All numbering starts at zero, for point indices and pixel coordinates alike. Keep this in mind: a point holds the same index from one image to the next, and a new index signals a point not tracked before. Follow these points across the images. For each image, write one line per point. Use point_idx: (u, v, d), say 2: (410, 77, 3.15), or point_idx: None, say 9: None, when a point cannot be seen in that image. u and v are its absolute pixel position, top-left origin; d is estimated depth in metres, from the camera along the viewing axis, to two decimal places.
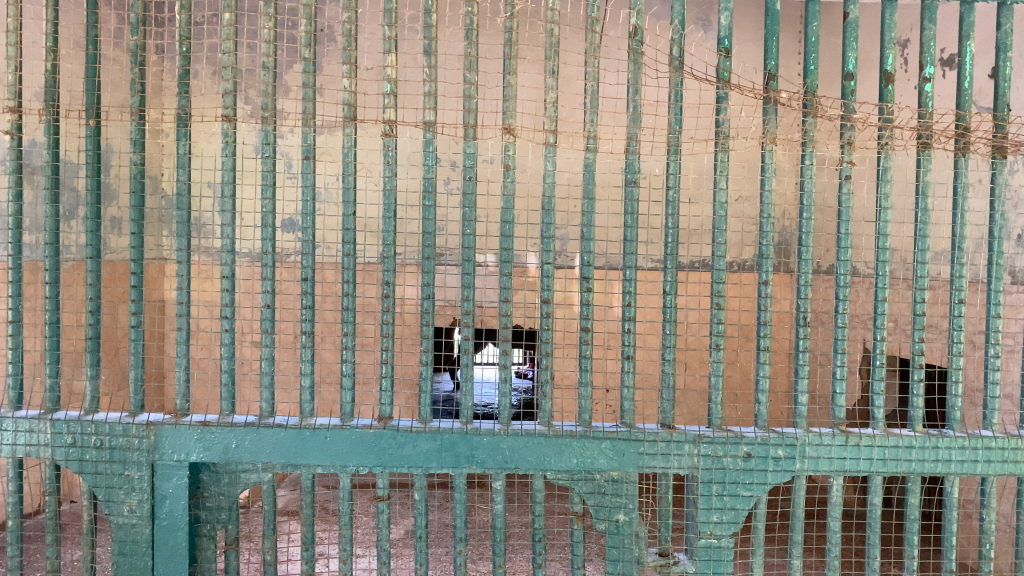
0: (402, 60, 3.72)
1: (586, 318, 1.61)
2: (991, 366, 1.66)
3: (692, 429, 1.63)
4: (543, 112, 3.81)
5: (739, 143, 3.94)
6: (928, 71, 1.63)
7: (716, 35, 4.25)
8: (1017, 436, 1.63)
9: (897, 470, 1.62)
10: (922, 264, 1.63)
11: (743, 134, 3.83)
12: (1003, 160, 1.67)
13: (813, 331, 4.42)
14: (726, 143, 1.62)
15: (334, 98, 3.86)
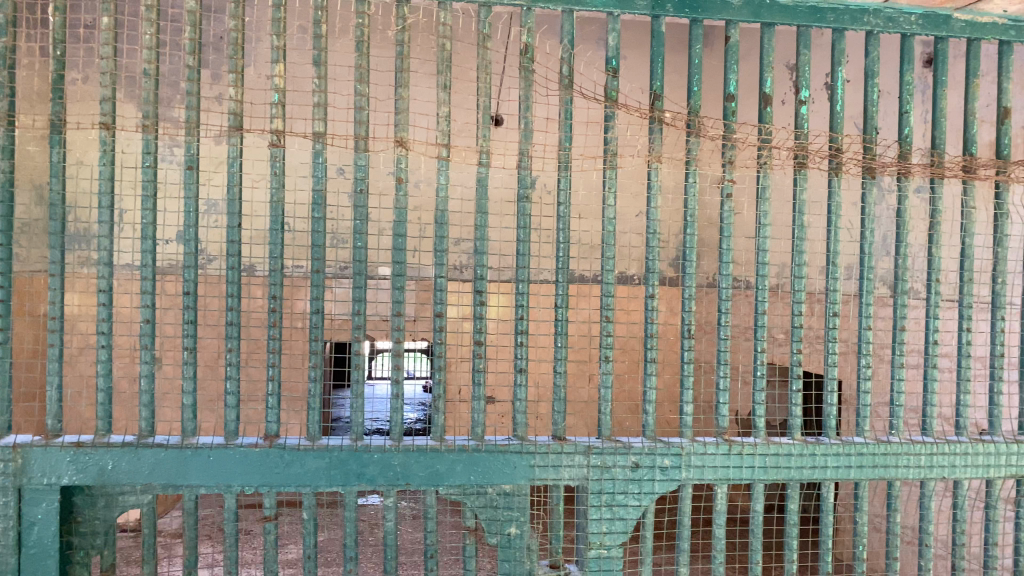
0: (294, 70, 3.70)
1: (479, 332, 1.61)
2: (863, 376, 1.75)
3: (583, 440, 1.65)
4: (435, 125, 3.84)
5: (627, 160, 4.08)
6: (804, 94, 1.71)
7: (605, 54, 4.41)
8: (886, 442, 1.73)
9: (777, 477, 1.68)
10: (798, 278, 1.70)
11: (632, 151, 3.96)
12: (873, 181, 1.75)
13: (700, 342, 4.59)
14: (615, 160, 1.65)
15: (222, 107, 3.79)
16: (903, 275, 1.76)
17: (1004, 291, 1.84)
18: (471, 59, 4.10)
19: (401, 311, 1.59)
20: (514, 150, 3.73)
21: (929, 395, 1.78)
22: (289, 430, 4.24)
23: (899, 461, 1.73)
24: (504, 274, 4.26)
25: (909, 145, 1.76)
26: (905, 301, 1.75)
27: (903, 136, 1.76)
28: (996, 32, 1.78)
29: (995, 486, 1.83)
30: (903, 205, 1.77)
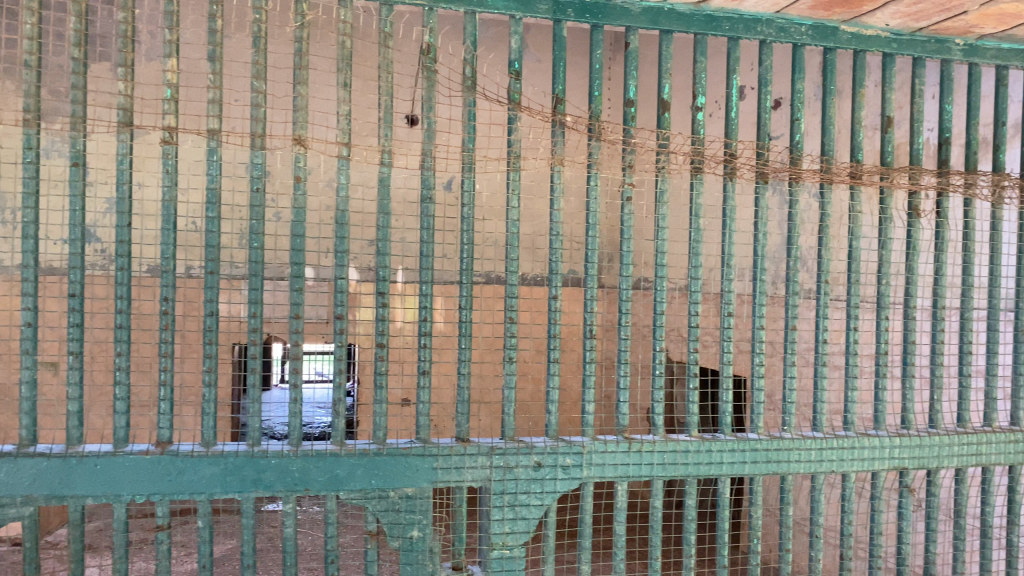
0: (193, 67, 3.64)
1: (381, 334, 1.60)
2: (757, 374, 1.80)
3: (485, 441, 1.65)
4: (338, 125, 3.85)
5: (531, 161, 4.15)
6: (700, 100, 1.76)
7: (508, 59, 4.50)
8: (777, 438, 1.80)
9: (675, 473, 1.73)
10: (695, 279, 1.75)
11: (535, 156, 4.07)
12: (766, 185, 1.82)
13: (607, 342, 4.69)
14: (517, 162, 1.66)
15: (115, 103, 3.71)
16: (795, 276, 1.82)
17: (888, 290, 1.92)
18: (376, 59, 4.13)
19: (299, 313, 1.57)
20: (416, 153, 3.84)
21: (819, 391, 1.85)
22: (191, 435, 4.14)
23: (791, 456, 1.80)
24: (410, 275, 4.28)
25: (800, 152, 1.83)
26: (796, 302, 1.82)
27: (794, 142, 1.83)
28: (880, 45, 1.86)
29: (879, 478, 1.91)
30: (794, 209, 1.84)
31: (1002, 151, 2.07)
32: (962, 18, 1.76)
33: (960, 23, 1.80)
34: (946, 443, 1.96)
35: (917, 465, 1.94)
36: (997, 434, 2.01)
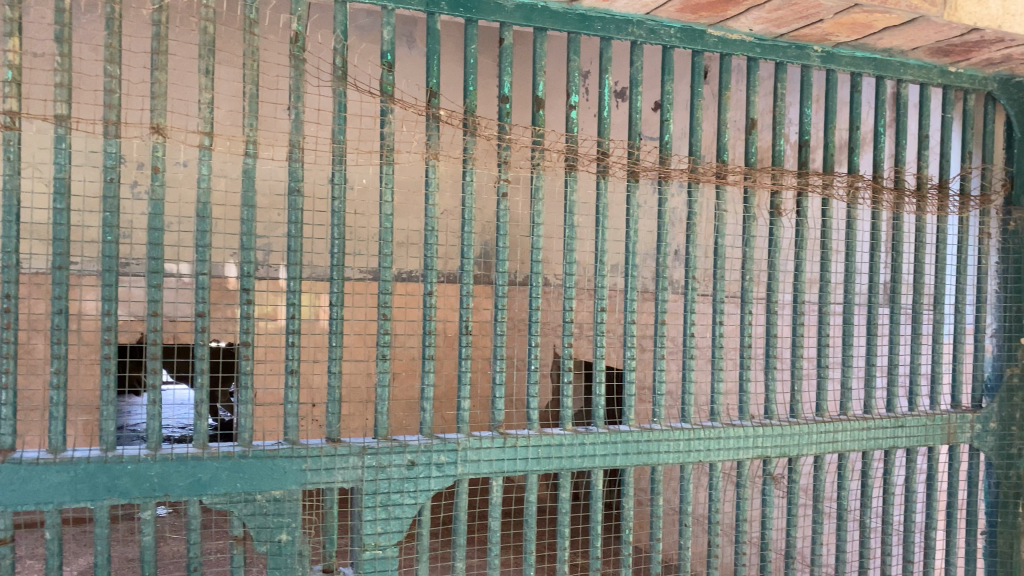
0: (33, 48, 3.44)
1: (247, 332, 1.53)
2: (628, 367, 1.85)
3: (357, 440, 1.61)
4: (195, 113, 3.74)
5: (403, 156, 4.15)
6: (573, 98, 1.77)
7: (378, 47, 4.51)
8: (648, 429, 1.85)
9: (550, 467, 1.75)
10: (569, 276, 1.77)
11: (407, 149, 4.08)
12: (636, 184, 1.86)
13: (482, 337, 4.71)
14: (391, 156, 1.62)
15: None
16: (664, 272, 1.88)
17: (751, 286, 2.01)
18: (237, 45, 4.01)
19: (158, 310, 1.48)
20: (281, 143, 3.76)
21: (688, 384, 1.91)
22: (31, 438, 3.90)
23: (658, 446, 1.86)
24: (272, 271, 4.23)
25: (668, 151, 1.88)
26: (665, 297, 1.87)
27: (663, 143, 1.88)
28: (743, 49, 1.94)
29: (744, 465, 2.00)
30: (664, 207, 1.89)
31: (855, 154, 2.20)
32: (818, 26, 1.85)
33: (816, 31, 1.90)
34: (805, 431, 2.07)
35: (778, 452, 2.04)
36: (851, 421, 2.14)
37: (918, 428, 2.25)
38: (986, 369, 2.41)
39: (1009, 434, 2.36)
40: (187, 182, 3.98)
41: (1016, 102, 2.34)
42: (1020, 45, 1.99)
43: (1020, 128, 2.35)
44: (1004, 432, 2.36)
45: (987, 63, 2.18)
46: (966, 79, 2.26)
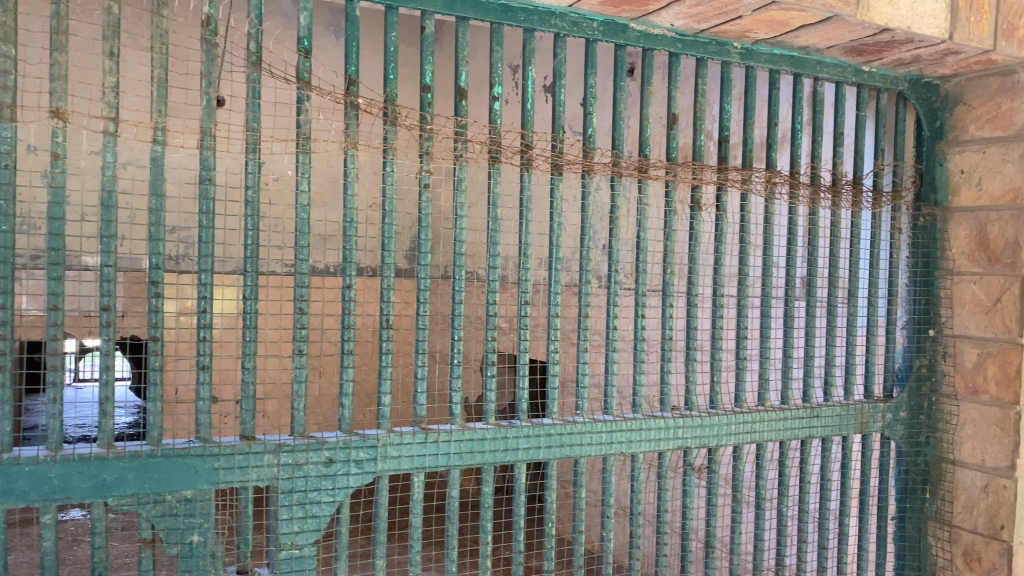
0: None
1: (155, 327, 1.47)
2: (552, 361, 1.84)
3: (273, 437, 1.57)
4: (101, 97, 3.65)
5: (321, 144, 4.14)
6: (496, 90, 1.76)
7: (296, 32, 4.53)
8: (570, 422, 1.86)
9: (472, 462, 1.73)
10: (492, 268, 1.75)
11: (324, 137, 4.13)
12: (560, 177, 1.85)
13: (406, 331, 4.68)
14: (307, 144, 1.58)
15: None
16: (587, 265, 1.88)
17: (673, 279, 2.03)
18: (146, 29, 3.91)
19: (59, 303, 1.40)
20: (192, 129, 3.70)
21: (610, 376, 1.92)
22: None
23: (581, 439, 1.86)
24: (187, 264, 4.14)
25: (591, 145, 1.88)
26: (588, 290, 1.87)
27: (587, 136, 1.88)
28: (665, 44, 1.95)
29: (665, 456, 2.03)
30: (586, 200, 1.89)
31: (773, 151, 2.25)
32: (737, 22, 1.87)
33: (735, 28, 1.92)
34: (724, 422, 2.10)
35: (698, 443, 2.07)
36: (768, 412, 2.18)
37: (833, 418, 2.31)
38: (896, 360, 2.50)
39: (918, 422, 2.45)
40: (93, 172, 3.87)
41: (924, 102, 2.43)
42: (928, 46, 2.06)
43: (928, 127, 2.45)
44: (913, 421, 2.44)
45: (898, 63, 2.25)
46: (878, 78, 2.33)
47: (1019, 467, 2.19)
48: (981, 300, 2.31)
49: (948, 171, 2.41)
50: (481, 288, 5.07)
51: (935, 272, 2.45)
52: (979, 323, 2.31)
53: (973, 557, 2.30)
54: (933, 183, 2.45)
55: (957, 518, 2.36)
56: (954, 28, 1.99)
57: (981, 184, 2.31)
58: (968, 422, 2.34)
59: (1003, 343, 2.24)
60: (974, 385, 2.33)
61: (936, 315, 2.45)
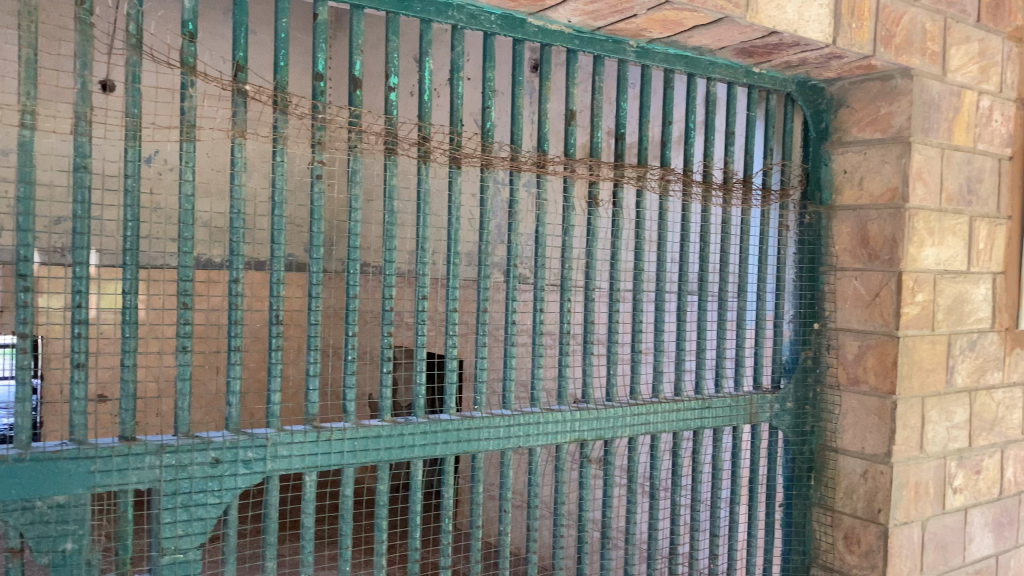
0: None
1: (23, 324, 1.38)
2: (449, 356, 1.83)
3: (155, 438, 1.50)
4: None
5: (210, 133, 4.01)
6: (392, 80, 1.72)
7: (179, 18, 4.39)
8: (468, 418, 1.85)
9: (367, 460, 1.70)
10: (388, 263, 1.72)
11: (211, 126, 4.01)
12: (458, 170, 1.84)
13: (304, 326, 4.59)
14: (191, 132, 1.51)
15: None
16: (485, 260, 1.87)
17: (570, 274, 2.05)
18: None
19: None
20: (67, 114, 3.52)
21: (508, 371, 1.92)
22: None
23: (478, 435, 1.86)
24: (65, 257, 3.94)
25: (490, 139, 1.88)
26: (487, 285, 1.87)
27: (485, 130, 1.87)
28: (563, 40, 1.96)
29: (562, 450, 2.04)
30: (485, 194, 1.88)
31: (668, 149, 2.29)
32: (632, 21, 1.90)
33: (631, 26, 1.94)
34: (620, 414, 2.14)
35: (594, 435, 2.09)
36: (662, 404, 2.23)
37: (723, 409, 2.38)
38: (783, 352, 2.59)
39: (803, 413, 2.55)
40: None
41: (810, 104, 2.53)
42: (814, 50, 2.13)
43: (814, 128, 2.55)
44: (799, 411, 2.54)
45: (787, 65, 2.32)
46: (768, 80, 2.41)
47: (894, 454, 2.31)
48: (862, 295, 2.42)
49: (832, 171, 2.52)
50: (376, 281, 5.01)
51: (820, 268, 2.55)
52: (860, 316, 2.42)
53: (853, 540, 2.42)
54: (818, 182, 2.55)
55: (839, 503, 2.47)
56: (838, 32, 2.08)
57: (862, 184, 2.42)
58: (849, 412, 2.45)
59: (881, 335, 2.35)
60: (855, 375, 2.43)
61: (820, 309, 2.55)
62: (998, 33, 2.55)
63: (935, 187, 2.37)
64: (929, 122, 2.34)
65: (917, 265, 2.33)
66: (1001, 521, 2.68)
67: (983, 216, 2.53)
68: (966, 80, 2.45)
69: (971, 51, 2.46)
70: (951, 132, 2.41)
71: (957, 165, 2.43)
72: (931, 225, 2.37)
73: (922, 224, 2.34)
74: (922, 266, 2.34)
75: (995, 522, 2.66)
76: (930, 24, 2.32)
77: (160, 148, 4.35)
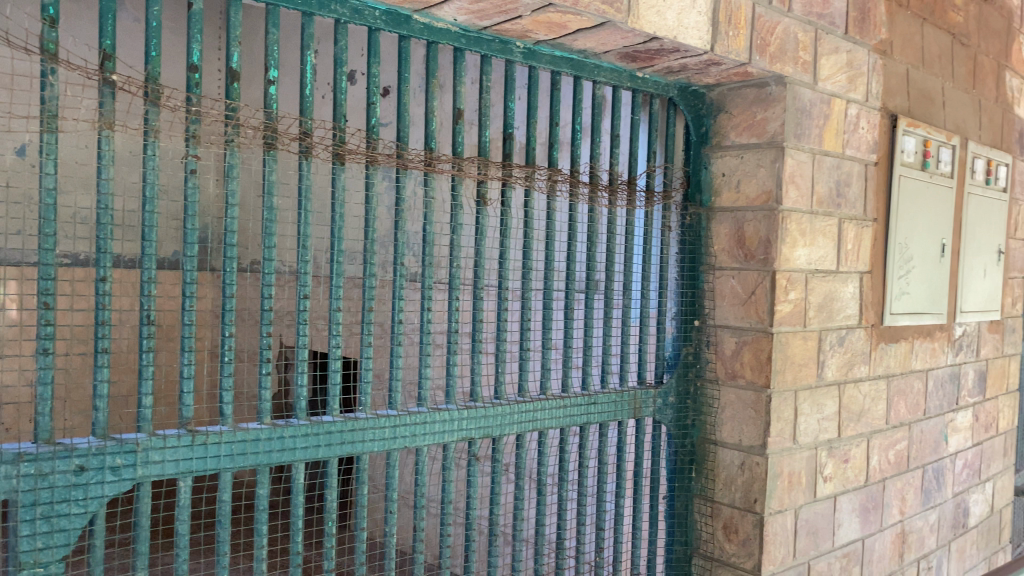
0: None
1: None
2: (331, 356, 1.80)
3: (11, 446, 1.41)
4: None
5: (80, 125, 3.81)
6: (272, 74, 1.68)
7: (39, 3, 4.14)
8: (351, 419, 1.82)
9: (245, 464, 1.66)
10: (268, 261, 1.68)
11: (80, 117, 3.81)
12: (342, 167, 1.80)
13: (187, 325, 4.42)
14: (53, 123, 1.43)
15: None
16: (371, 259, 1.85)
17: (458, 272, 2.04)
18: None
19: None
20: None
21: (394, 371, 1.90)
22: None
23: (362, 435, 1.84)
24: None
25: (374, 135, 1.85)
26: (371, 283, 1.85)
27: (370, 126, 1.85)
28: (449, 38, 1.96)
29: (449, 448, 2.04)
30: (370, 192, 1.85)
31: (555, 149, 2.32)
32: (517, 22, 1.91)
33: (516, 27, 1.96)
34: (508, 412, 2.15)
35: (482, 433, 2.09)
36: (550, 401, 2.26)
37: (608, 405, 2.43)
38: (666, 349, 2.67)
39: (685, 407, 2.64)
40: None
41: (692, 109, 2.61)
42: (694, 56, 2.20)
43: (695, 132, 2.63)
44: (680, 405, 2.62)
45: (669, 71, 2.39)
46: (651, 84, 2.48)
47: (769, 445, 2.41)
48: (739, 293, 2.51)
49: (712, 173, 2.60)
50: (258, 279, 4.86)
51: (700, 267, 2.64)
52: (737, 313, 2.51)
53: (732, 529, 2.51)
54: (699, 184, 2.64)
55: (718, 493, 2.55)
56: (716, 40, 2.15)
57: (739, 187, 2.51)
58: (727, 405, 2.54)
59: (756, 332, 2.45)
60: (732, 370, 2.53)
61: (700, 306, 2.64)
62: (864, 45, 2.69)
63: (807, 190, 2.49)
64: (801, 128, 2.45)
65: (789, 265, 2.44)
66: (867, 507, 2.84)
67: (851, 218, 2.67)
68: (835, 89, 2.58)
69: (840, 61, 2.59)
70: (822, 138, 2.53)
71: (827, 169, 2.56)
72: (803, 226, 2.48)
73: (794, 226, 2.45)
74: (794, 265, 2.45)
75: (862, 508, 2.81)
76: (802, 34, 2.43)
77: (25, 139, 4.11)
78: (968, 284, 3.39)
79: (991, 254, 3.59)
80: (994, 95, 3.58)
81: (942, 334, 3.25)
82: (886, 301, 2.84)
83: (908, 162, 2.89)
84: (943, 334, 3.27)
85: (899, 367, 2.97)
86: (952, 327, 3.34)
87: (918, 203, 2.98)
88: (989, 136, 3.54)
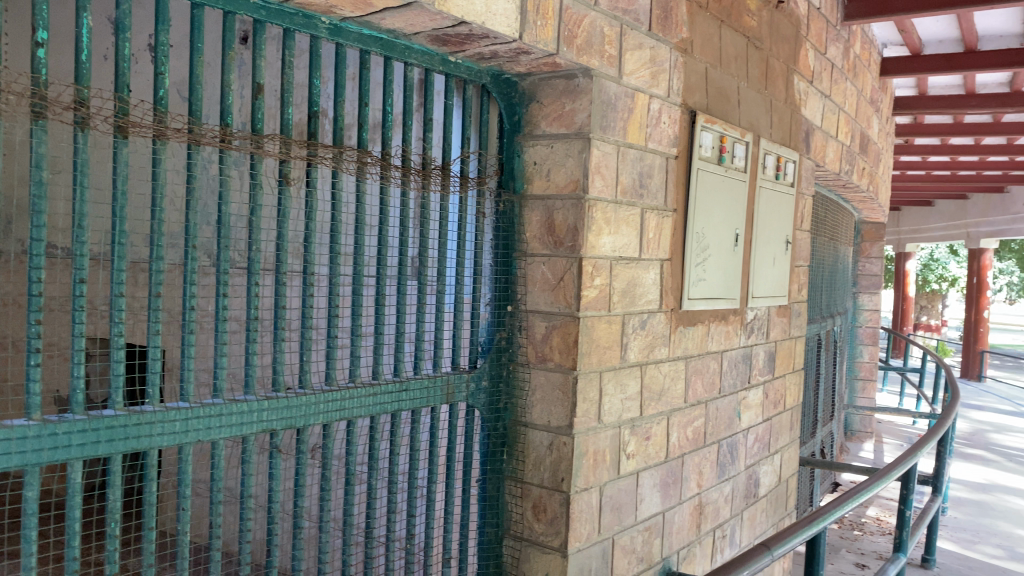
0: None
1: None
2: (113, 345, 1.67)
3: None
4: None
5: None
6: (40, 35, 1.52)
7: None
8: (137, 412, 1.70)
9: (9, 465, 1.51)
10: (36, 241, 1.53)
11: None
12: (125, 141, 1.66)
13: None
14: None
15: None
16: (159, 241, 1.72)
17: (258, 257, 1.95)
18: None
19: None
20: None
21: (186, 360, 1.79)
22: None
23: (150, 430, 1.72)
24: None
25: (163, 108, 1.72)
26: (160, 267, 1.73)
27: (156, 98, 1.72)
28: (247, 9, 1.86)
29: (249, 441, 1.95)
30: (157, 169, 1.73)
31: (365, 130, 2.26)
32: None
33: (320, 1, 1.89)
34: (313, 401, 2.09)
35: (284, 424, 2.02)
36: (358, 388, 2.21)
37: (419, 392, 2.42)
38: (480, 334, 2.69)
39: (498, 390, 2.67)
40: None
41: (504, 97, 2.63)
42: (503, 43, 2.22)
43: (508, 120, 2.65)
44: (493, 389, 2.65)
45: (480, 56, 2.39)
46: (463, 70, 2.47)
47: (575, 425, 2.49)
48: (549, 279, 2.57)
49: (524, 162, 2.64)
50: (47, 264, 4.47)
51: (513, 253, 2.67)
52: (547, 299, 2.57)
53: (540, 508, 2.57)
54: (512, 172, 2.66)
55: (528, 474, 2.61)
56: (523, 29, 2.18)
57: (550, 175, 2.56)
58: (537, 388, 2.60)
59: (564, 317, 2.52)
60: (542, 354, 2.58)
61: (513, 292, 2.67)
62: (666, 42, 2.83)
63: (612, 180, 2.58)
64: (606, 120, 2.53)
65: (595, 252, 2.52)
66: (667, 481, 3.00)
67: (652, 208, 2.80)
68: (639, 84, 2.69)
69: (644, 57, 2.70)
70: (626, 131, 2.63)
71: (630, 161, 2.66)
72: (607, 215, 2.57)
73: (600, 215, 2.53)
74: (599, 252, 2.54)
75: (662, 483, 2.97)
76: (607, 29, 2.51)
77: None
78: (759, 272, 3.65)
79: (779, 244, 3.88)
80: (784, 97, 3.87)
81: (735, 318, 3.48)
82: (684, 287, 3.00)
83: (705, 157, 3.06)
84: (735, 318, 3.50)
85: (696, 349, 3.16)
86: (744, 311, 3.59)
87: (714, 195, 3.17)
88: (779, 134, 3.82)
